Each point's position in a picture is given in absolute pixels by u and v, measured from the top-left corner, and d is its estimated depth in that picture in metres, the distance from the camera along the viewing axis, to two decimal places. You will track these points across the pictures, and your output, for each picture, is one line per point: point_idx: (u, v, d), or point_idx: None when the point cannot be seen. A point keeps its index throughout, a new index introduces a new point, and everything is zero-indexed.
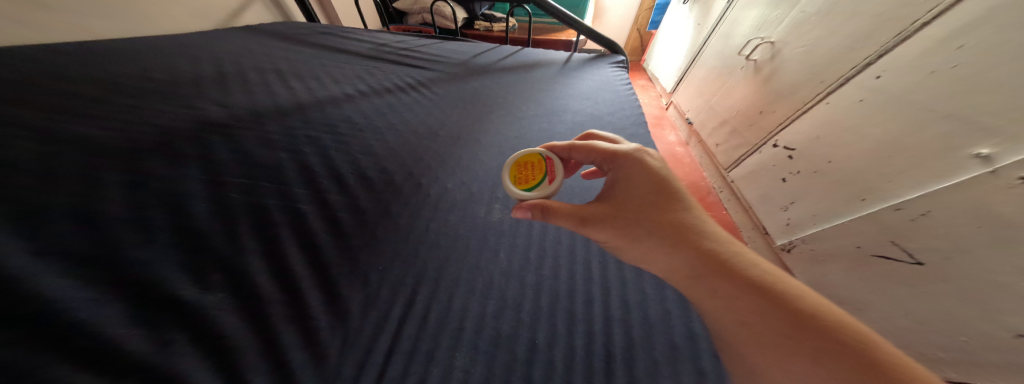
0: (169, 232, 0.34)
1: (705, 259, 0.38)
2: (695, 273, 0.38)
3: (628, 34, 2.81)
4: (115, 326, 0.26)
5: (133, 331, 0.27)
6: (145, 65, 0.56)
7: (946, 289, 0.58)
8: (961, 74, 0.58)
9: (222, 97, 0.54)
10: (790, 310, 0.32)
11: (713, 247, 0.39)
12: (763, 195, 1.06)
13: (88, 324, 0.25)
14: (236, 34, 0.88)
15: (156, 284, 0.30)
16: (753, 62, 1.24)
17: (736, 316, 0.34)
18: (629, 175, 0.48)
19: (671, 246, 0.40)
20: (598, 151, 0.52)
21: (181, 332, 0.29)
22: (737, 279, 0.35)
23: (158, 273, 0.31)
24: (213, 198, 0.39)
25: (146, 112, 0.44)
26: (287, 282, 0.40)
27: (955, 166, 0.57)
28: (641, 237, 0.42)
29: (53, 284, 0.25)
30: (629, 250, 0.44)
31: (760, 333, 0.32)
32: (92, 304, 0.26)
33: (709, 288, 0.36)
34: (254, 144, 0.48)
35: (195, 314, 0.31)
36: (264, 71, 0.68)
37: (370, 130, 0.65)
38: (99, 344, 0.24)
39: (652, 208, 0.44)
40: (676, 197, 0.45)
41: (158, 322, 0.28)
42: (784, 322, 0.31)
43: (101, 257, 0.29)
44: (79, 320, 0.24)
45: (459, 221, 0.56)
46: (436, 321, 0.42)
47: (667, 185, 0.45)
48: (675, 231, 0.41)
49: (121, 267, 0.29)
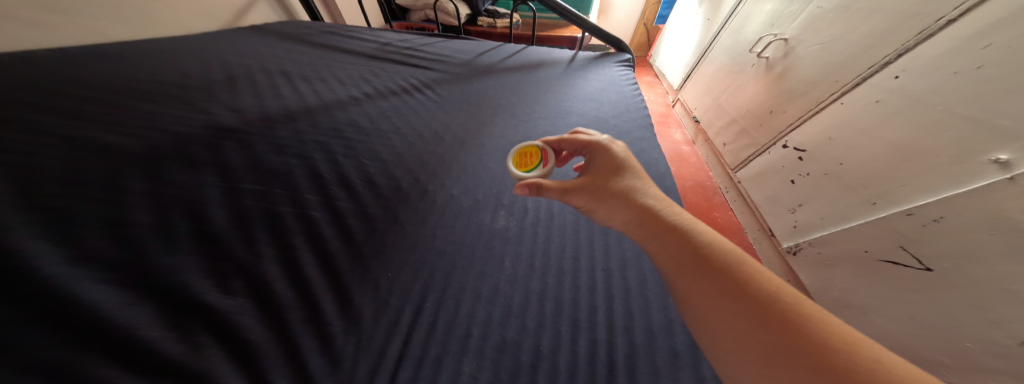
0: (191, 239, 0.35)
1: (656, 211, 0.40)
2: (643, 221, 0.40)
3: (634, 29, 2.74)
4: (148, 328, 0.28)
5: (165, 332, 0.29)
6: (156, 69, 0.56)
7: (955, 296, 0.57)
8: (987, 75, 0.56)
9: (232, 101, 0.55)
10: (721, 256, 0.33)
11: (665, 206, 0.41)
12: (771, 197, 1.04)
13: (124, 330, 0.26)
14: (242, 34, 0.88)
15: (181, 288, 0.32)
16: (765, 59, 1.21)
17: (667, 252, 0.35)
18: (604, 152, 0.50)
19: (627, 202, 0.42)
20: (578, 138, 0.53)
21: (207, 334, 0.31)
22: (677, 227, 0.37)
23: (181, 278, 0.32)
24: (229, 204, 0.40)
25: (161, 119, 0.45)
26: (303, 288, 0.41)
27: (972, 172, 0.56)
28: (603, 197, 0.45)
29: (86, 287, 0.27)
30: (596, 210, 0.46)
31: (689, 267, 0.33)
32: (126, 308, 0.28)
33: (652, 232, 0.38)
34: (265, 150, 0.49)
35: (219, 317, 0.33)
36: (271, 74, 0.68)
37: (376, 135, 0.65)
38: (134, 344, 0.27)
39: (613, 176, 0.46)
40: (634, 168, 0.47)
41: (186, 325, 0.30)
42: (712, 264, 0.32)
43: (132, 262, 0.31)
44: (115, 323, 0.26)
45: (465, 228, 0.57)
46: (443, 327, 0.43)
47: (632, 163, 0.47)
48: (630, 192, 0.43)
49: (148, 273, 0.31)
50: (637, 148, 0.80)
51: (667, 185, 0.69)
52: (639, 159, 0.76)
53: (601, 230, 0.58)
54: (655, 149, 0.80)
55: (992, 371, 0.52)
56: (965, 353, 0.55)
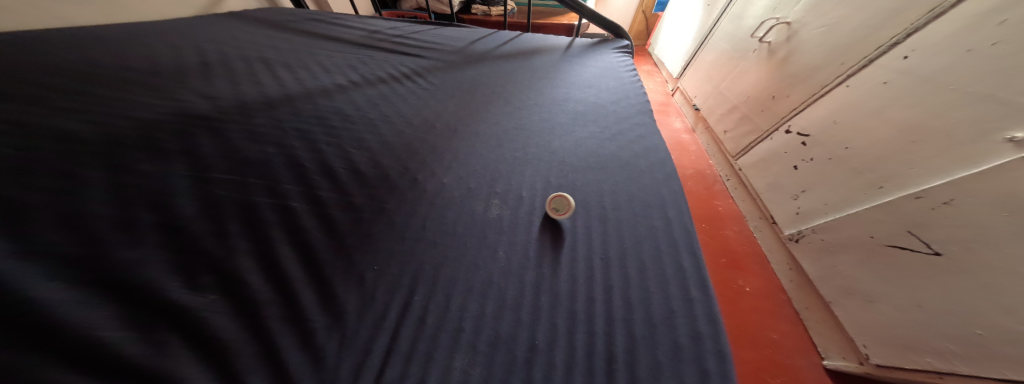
0: (156, 232, 0.33)
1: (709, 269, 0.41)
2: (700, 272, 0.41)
3: (633, 17, 2.67)
4: (106, 329, 0.26)
5: (126, 332, 0.27)
6: (123, 54, 0.53)
7: (966, 281, 0.54)
8: (1003, 52, 0.53)
9: (205, 88, 0.51)
10: None
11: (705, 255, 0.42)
12: (774, 184, 1.02)
13: (77, 332, 0.24)
14: (220, 21, 0.83)
15: (144, 285, 0.29)
16: (767, 44, 1.18)
17: None
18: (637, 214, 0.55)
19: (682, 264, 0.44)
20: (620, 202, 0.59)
21: (173, 333, 0.29)
22: None
23: (144, 274, 0.30)
24: (199, 195, 0.38)
25: (126, 105, 0.42)
26: (281, 283, 0.39)
27: (985, 152, 0.54)
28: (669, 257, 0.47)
29: (37, 285, 0.25)
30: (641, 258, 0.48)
31: None
32: (81, 308, 0.26)
33: None
34: (240, 138, 0.46)
35: (186, 315, 0.30)
36: (250, 61, 0.65)
37: (363, 123, 0.62)
38: (93, 346, 0.25)
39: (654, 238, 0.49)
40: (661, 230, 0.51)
41: (149, 324, 0.29)
42: None
43: (88, 256, 0.28)
44: (66, 324, 0.24)
45: (456, 219, 0.54)
46: (434, 322, 0.41)
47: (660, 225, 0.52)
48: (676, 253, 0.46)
49: (105, 269, 0.28)
50: (637, 134, 0.77)
51: (668, 171, 0.66)
52: (640, 145, 0.73)
53: (598, 218, 0.56)
54: (656, 135, 0.77)
55: (1004, 359, 0.50)
56: (975, 341, 0.53)
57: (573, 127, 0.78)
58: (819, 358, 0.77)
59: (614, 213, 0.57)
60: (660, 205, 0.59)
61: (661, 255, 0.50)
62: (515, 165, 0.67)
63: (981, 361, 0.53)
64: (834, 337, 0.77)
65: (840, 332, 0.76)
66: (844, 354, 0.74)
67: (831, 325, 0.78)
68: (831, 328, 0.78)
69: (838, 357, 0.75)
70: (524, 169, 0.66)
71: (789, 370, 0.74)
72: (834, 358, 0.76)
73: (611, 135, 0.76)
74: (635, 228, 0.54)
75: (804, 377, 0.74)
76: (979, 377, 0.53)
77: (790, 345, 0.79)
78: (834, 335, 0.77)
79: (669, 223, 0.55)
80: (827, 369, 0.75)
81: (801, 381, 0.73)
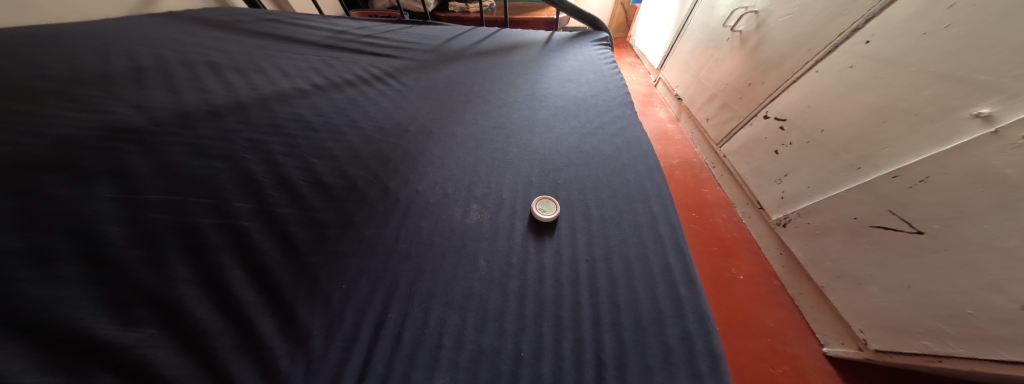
0: (77, 264, 0.28)
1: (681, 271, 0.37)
2: None
3: (612, 10, 2.66)
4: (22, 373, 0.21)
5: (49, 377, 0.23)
6: (32, 61, 0.46)
7: (947, 258, 0.54)
8: (959, 32, 0.55)
9: (138, 97, 0.46)
10: None
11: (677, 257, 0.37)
12: (758, 169, 1.03)
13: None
14: (160, 22, 0.76)
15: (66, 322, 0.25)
16: (738, 33, 1.19)
17: None
18: None
19: None
20: (608, 200, 0.57)
21: (109, 375, 0.25)
22: None
23: (67, 310, 0.25)
24: (130, 218, 0.32)
25: (34, 120, 0.36)
26: (234, 310, 0.35)
27: (953, 129, 0.54)
28: None
29: None
30: None
31: None
32: None
33: None
34: (179, 152, 0.41)
35: (123, 354, 0.26)
36: (194, 66, 0.59)
37: (326, 130, 0.58)
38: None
39: None
40: None
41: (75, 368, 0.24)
42: None
43: None
44: None
45: (432, 227, 0.51)
46: (411, 340, 0.38)
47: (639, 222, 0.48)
48: None
49: (13, 310, 0.23)
50: (619, 127, 0.75)
51: (650, 164, 0.65)
52: (622, 138, 0.72)
53: (581, 217, 0.54)
54: (637, 126, 0.76)
55: (997, 338, 0.48)
56: (966, 320, 0.52)
57: (554, 123, 0.76)
58: (819, 345, 0.78)
59: (598, 211, 0.55)
60: (644, 200, 0.57)
61: (647, 252, 0.49)
62: (494, 166, 0.64)
63: (978, 341, 0.51)
64: (832, 324, 0.77)
65: (836, 318, 0.76)
66: (842, 340, 0.75)
67: (826, 310, 0.79)
68: (827, 313, 0.79)
69: (837, 343, 0.76)
70: (505, 169, 0.63)
71: (787, 358, 0.75)
72: (833, 344, 0.76)
73: (592, 129, 0.75)
74: (620, 226, 0.53)
75: (806, 365, 0.74)
76: (977, 359, 0.51)
77: (790, 333, 0.80)
78: (832, 321, 0.77)
79: (654, 218, 0.54)
80: (827, 356, 0.76)
81: (802, 369, 0.73)
